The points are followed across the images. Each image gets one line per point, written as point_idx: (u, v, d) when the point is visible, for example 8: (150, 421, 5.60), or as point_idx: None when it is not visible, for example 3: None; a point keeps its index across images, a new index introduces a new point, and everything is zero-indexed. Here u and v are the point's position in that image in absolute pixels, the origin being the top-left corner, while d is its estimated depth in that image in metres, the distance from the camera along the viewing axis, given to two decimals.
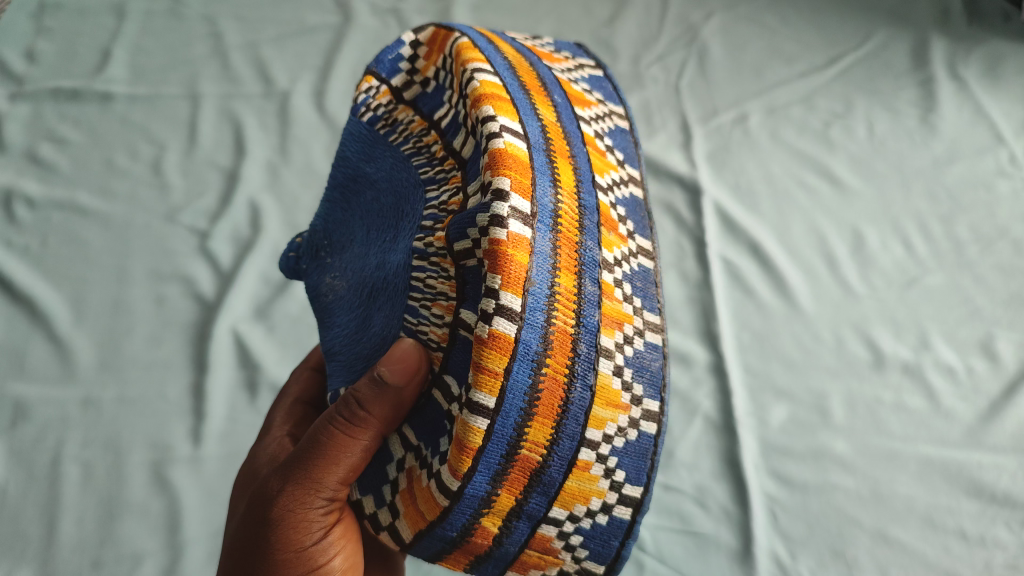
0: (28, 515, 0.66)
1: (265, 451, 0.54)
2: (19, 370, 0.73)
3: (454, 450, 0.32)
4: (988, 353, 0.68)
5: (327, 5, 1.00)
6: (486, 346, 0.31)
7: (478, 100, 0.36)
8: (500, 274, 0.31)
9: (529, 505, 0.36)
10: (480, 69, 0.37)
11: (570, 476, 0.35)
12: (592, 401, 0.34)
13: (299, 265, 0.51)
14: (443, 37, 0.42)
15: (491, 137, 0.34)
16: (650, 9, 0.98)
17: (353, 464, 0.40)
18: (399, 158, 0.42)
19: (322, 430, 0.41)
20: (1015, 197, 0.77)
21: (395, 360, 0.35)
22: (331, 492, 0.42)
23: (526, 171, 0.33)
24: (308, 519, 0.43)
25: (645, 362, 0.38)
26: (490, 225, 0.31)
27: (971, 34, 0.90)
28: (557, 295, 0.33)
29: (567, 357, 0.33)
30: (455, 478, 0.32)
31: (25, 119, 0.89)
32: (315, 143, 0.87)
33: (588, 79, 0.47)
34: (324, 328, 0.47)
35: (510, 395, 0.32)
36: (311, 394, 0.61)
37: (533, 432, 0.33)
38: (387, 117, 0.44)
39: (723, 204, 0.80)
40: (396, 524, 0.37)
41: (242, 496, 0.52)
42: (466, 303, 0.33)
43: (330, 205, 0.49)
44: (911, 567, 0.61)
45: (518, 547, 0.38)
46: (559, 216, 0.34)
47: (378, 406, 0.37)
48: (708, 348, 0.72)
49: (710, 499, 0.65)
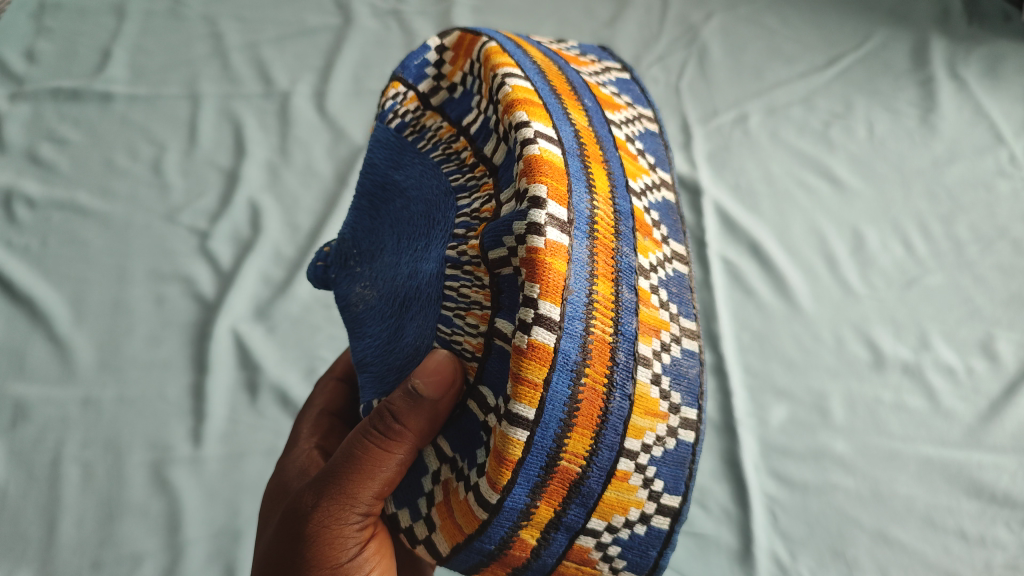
0: (28, 516, 0.66)
1: (294, 464, 0.55)
2: (19, 370, 0.72)
3: (494, 463, 0.32)
4: (988, 353, 0.68)
5: (328, 5, 1.00)
6: (526, 356, 0.31)
7: (511, 105, 0.36)
8: (539, 282, 0.31)
9: (568, 516, 0.35)
10: (512, 74, 0.37)
11: (609, 487, 0.35)
12: (631, 409, 0.34)
13: (327, 274, 0.50)
14: (468, 42, 0.43)
15: (526, 143, 0.34)
16: (651, 10, 0.99)
17: (388, 478, 0.40)
18: (428, 166, 0.42)
19: (356, 443, 0.41)
20: (1015, 197, 0.77)
21: (430, 372, 0.35)
22: (366, 507, 0.42)
23: (562, 178, 0.33)
24: (343, 535, 0.43)
25: (683, 369, 0.37)
26: (528, 233, 0.31)
27: (971, 34, 0.90)
28: (595, 303, 0.33)
29: (606, 366, 0.33)
30: (494, 490, 0.33)
31: (25, 119, 0.89)
32: (316, 143, 0.87)
33: (616, 82, 0.47)
34: (354, 338, 0.47)
35: (550, 406, 0.32)
36: (337, 405, 0.61)
37: (573, 443, 0.33)
38: (415, 124, 0.45)
39: (724, 203, 0.80)
40: (433, 538, 0.37)
41: (272, 511, 0.52)
42: (501, 312, 0.33)
43: (358, 214, 0.49)
44: (912, 568, 0.60)
45: (555, 559, 0.37)
46: (595, 223, 0.34)
47: (414, 419, 0.37)
48: (708, 349, 0.72)
49: (711, 499, 0.65)
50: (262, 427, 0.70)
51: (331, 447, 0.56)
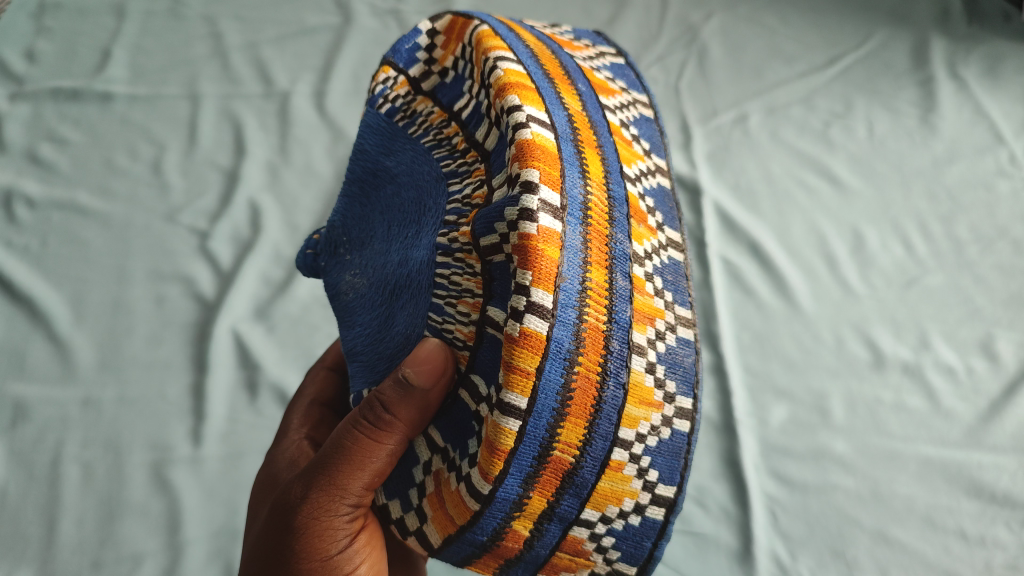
0: (28, 516, 0.66)
1: (284, 455, 0.55)
2: (19, 370, 0.73)
3: (486, 453, 0.32)
4: (988, 353, 0.68)
5: (328, 5, 1.00)
6: (518, 345, 0.31)
7: (503, 90, 0.36)
8: (531, 270, 0.31)
9: (561, 507, 0.35)
10: (504, 58, 0.37)
11: (603, 477, 0.35)
12: (625, 398, 0.34)
13: (317, 262, 0.50)
14: (460, 25, 0.43)
15: (518, 128, 0.34)
16: (650, 10, 0.99)
17: (378, 468, 0.40)
18: (419, 152, 0.42)
19: (345, 434, 0.41)
20: (1015, 196, 0.77)
21: (421, 361, 0.36)
22: (356, 498, 0.42)
23: (554, 162, 0.33)
24: (333, 527, 0.43)
25: (678, 358, 0.38)
26: (520, 219, 0.31)
27: (971, 33, 0.90)
28: (589, 290, 0.33)
29: (600, 354, 0.33)
30: (486, 481, 0.33)
31: (25, 119, 0.90)
32: (315, 143, 0.87)
33: (611, 67, 0.47)
34: (344, 326, 0.47)
35: (542, 395, 0.32)
36: (329, 395, 0.61)
37: (566, 433, 0.33)
38: (406, 109, 0.45)
39: (723, 203, 0.80)
40: (425, 529, 0.37)
41: (262, 503, 0.52)
42: (493, 300, 0.33)
43: (348, 201, 0.49)
44: (912, 568, 0.60)
45: (549, 550, 0.37)
46: (588, 209, 0.34)
47: (405, 409, 0.37)
48: (708, 349, 0.72)
49: (710, 498, 0.65)
50: (261, 426, 0.70)
51: (321, 438, 0.56)
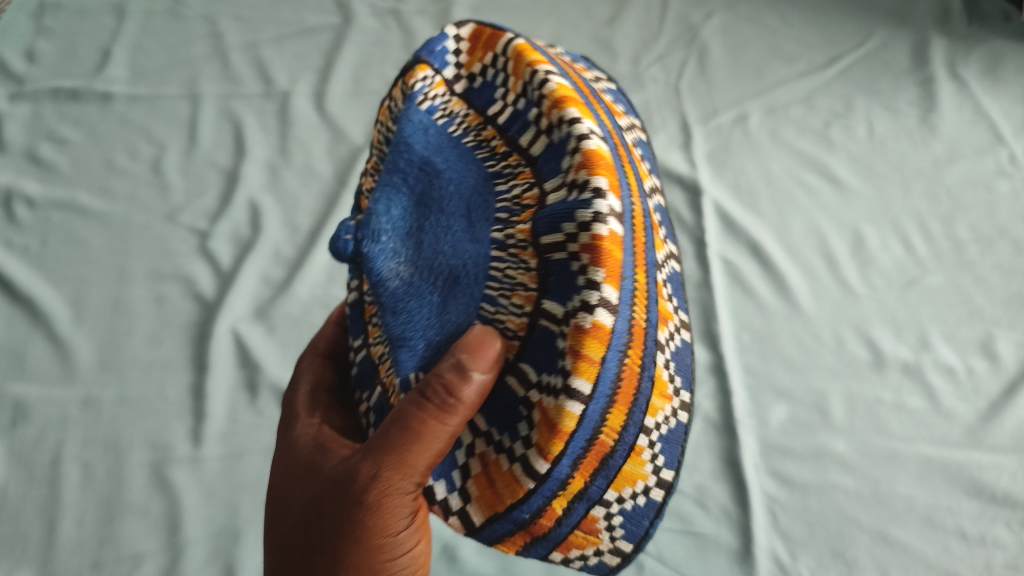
0: (28, 516, 0.66)
1: (300, 443, 0.51)
2: (19, 369, 0.73)
3: (544, 432, 0.32)
4: (988, 353, 0.68)
5: (328, 5, 1.00)
6: (587, 334, 0.31)
7: (558, 101, 0.35)
8: (602, 267, 0.31)
9: (592, 489, 0.34)
10: (552, 71, 0.37)
11: (629, 461, 0.35)
12: (652, 391, 0.35)
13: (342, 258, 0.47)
14: (489, 35, 0.43)
15: (581, 137, 0.34)
16: (650, 10, 0.99)
17: (439, 449, 0.38)
18: (465, 151, 0.41)
19: (408, 412, 0.37)
20: (1015, 196, 0.77)
21: (476, 348, 0.35)
22: (418, 478, 0.40)
23: (616, 171, 0.33)
24: (398, 504, 0.41)
25: (683, 356, 0.38)
26: (592, 221, 0.31)
27: (971, 34, 0.90)
28: (637, 290, 0.33)
29: (642, 352, 0.33)
30: (543, 460, 0.32)
31: (25, 119, 0.90)
32: (316, 144, 0.87)
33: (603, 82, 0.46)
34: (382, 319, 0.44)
35: (601, 384, 0.31)
36: (329, 382, 0.58)
37: (613, 418, 0.33)
38: (445, 109, 0.44)
39: (724, 203, 0.80)
40: (469, 509, 0.36)
41: (292, 488, 0.49)
42: (549, 294, 0.34)
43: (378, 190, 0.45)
44: (912, 568, 0.60)
45: (570, 529, 0.36)
46: (636, 216, 0.34)
47: (474, 391, 0.35)
48: (708, 349, 0.72)
49: (710, 499, 0.65)
50: (262, 426, 0.70)
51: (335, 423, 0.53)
